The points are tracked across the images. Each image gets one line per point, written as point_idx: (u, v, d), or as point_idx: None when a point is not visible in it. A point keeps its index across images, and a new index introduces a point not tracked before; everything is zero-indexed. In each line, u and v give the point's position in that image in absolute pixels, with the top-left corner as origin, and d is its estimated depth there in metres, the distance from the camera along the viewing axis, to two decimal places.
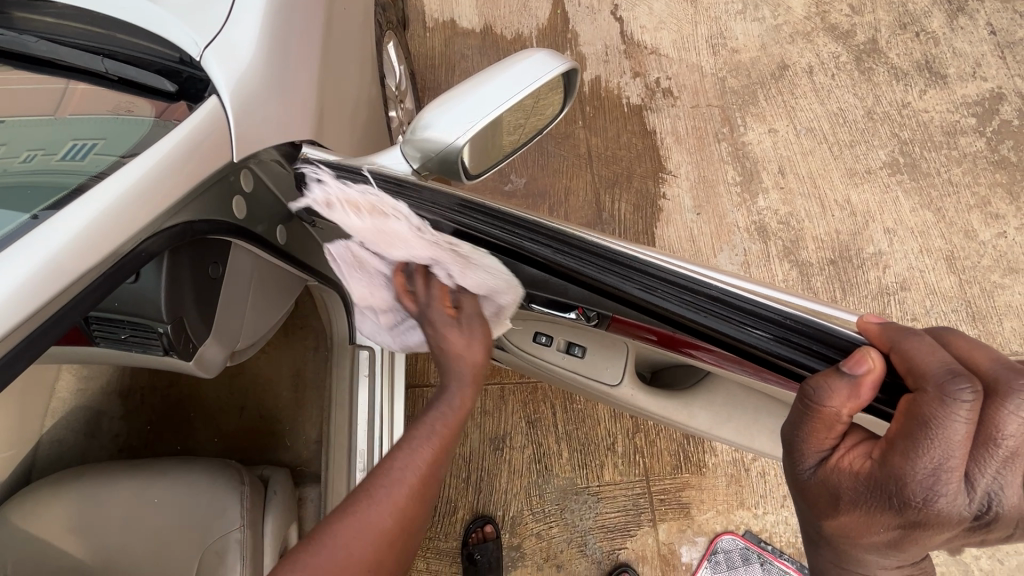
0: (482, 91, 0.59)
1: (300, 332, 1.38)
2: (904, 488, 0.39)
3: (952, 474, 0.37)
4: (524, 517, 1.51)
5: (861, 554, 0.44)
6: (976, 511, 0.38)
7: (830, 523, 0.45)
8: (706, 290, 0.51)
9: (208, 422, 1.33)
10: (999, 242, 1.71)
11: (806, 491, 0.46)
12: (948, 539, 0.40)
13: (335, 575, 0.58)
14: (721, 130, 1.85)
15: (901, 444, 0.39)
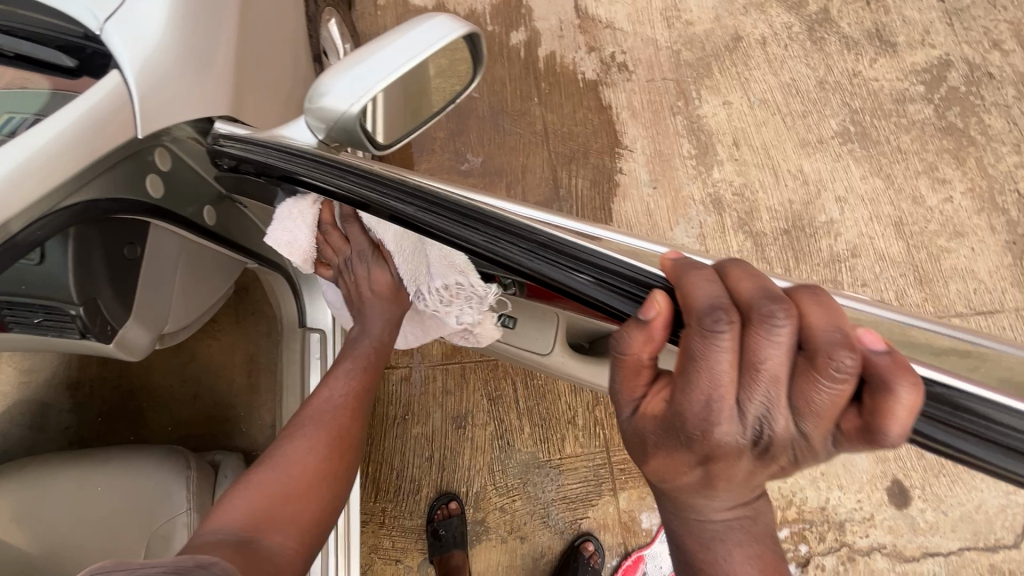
0: (378, 54, 0.59)
1: (252, 316, 1.38)
2: (689, 423, 0.43)
3: (720, 406, 0.41)
4: (487, 492, 1.53)
5: (682, 489, 0.49)
6: (748, 437, 0.42)
7: (650, 466, 0.49)
8: (537, 238, 0.53)
9: (159, 411, 1.32)
10: (946, 207, 1.75)
11: (628, 442, 0.50)
12: (742, 469, 0.45)
13: (294, 472, 0.83)
14: (676, 103, 1.86)
15: (677, 382, 0.43)
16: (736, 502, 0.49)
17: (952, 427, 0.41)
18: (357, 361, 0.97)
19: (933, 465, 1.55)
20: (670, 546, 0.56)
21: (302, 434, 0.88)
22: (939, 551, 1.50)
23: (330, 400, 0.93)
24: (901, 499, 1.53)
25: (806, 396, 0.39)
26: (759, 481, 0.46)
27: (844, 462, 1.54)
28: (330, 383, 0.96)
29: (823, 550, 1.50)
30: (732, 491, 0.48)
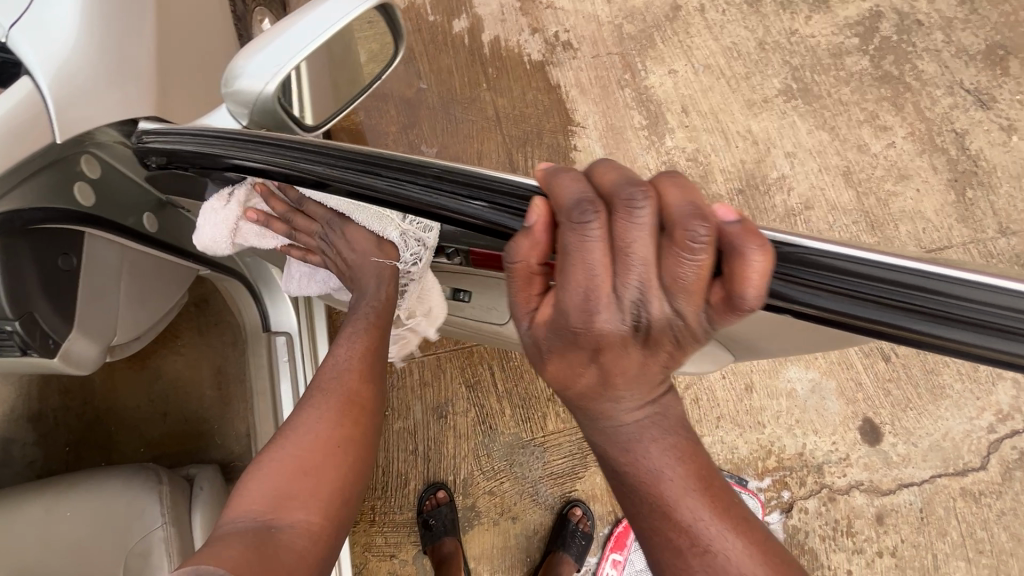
0: (289, 32, 0.60)
1: (217, 326, 1.36)
2: (574, 318, 0.45)
3: (597, 296, 0.44)
4: (475, 478, 1.54)
5: (586, 390, 0.52)
6: (630, 323, 0.45)
7: (552, 371, 0.52)
8: (429, 172, 0.55)
9: (128, 433, 1.29)
10: (889, 152, 1.81)
11: (530, 354, 0.54)
12: (631, 358, 0.47)
13: (307, 447, 0.80)
14: (623, 76, 1.88)
15: (558, 280, 0.45)
16: (643, 402, 0.53)
17: (915, 309, 0.48)
18: (359, 323, 0.93)
19: (900, 400, 1.61)
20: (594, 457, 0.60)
21: (307, 410, 0.86)
22: (913, 481, 1.56)
23: (335, 367, 0.92)
24: (873, 435, 1.59)
25: (673, 272, 0.42)
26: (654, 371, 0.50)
27: (816, 408, 1.60)
28: (337, 349, 0.93)
29: (806, 493, 1.55)
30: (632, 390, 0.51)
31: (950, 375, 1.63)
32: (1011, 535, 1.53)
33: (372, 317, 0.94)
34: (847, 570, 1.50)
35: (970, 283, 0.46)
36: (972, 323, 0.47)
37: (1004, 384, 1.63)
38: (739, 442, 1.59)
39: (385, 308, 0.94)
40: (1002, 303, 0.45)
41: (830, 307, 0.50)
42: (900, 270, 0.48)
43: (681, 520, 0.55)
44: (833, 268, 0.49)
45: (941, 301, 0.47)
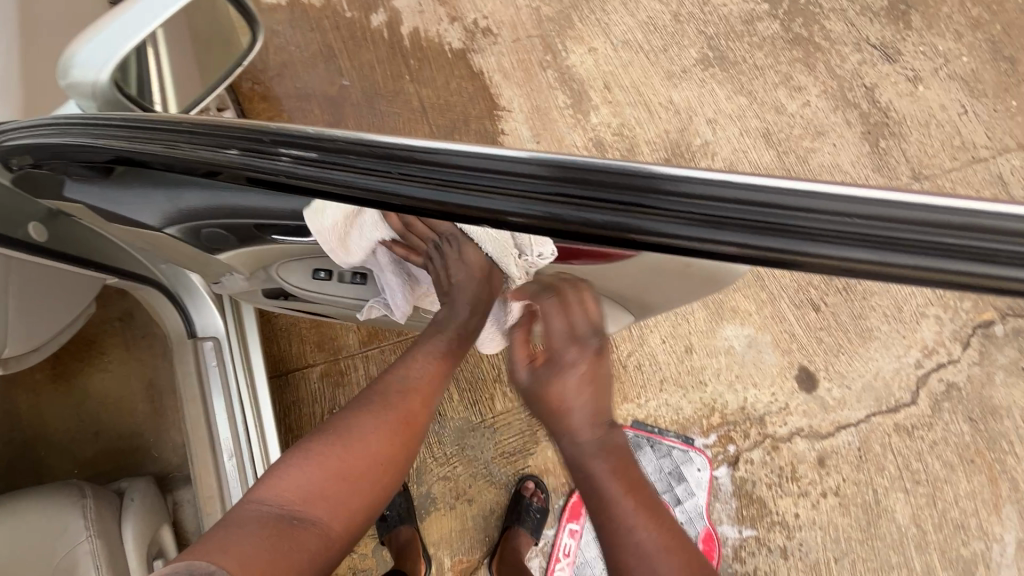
0: (111, 26, 0.64)
1: (145, 340, 1.34)
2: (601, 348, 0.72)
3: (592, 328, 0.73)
4: (428, 465, 1.54)
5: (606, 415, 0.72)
6: (598, 419, 0.71)
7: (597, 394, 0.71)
8: (190, 130, 0.59)
9: (60, 456, 1.27)
10: (806, 111, 1.88)
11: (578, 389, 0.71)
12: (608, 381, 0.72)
13: (359, 448, 0.80)
14: (544, 58, 1.90)
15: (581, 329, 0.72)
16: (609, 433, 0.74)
17: (815, 232, 0.45)
18: (439, 345, 0.95)
19: (832, 346, 1.68)
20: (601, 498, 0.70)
21: (369, 412, 0.84)
22: (850, 423, 1.62)
23: (405, 377, 0.92)
24: (809, 383, 1.65)
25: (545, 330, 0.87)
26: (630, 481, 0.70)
27: (754, 361, 1.65)
28: (407, 361, 0.94)
29: (750, 445, 1.60)
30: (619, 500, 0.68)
31: (876, 317, 1.70)
32: (945, 463, 1.60)
33: (452, 343, 0.95)
34: (795, 514, 1.56)
35: (873, 198, 0.43)
36: (850, 237, 0.44)
37: (928, 321, 1.70)
38: (683, 402, 1.63)
39: (466, 339, 0.96)
40: (873, 214, 0.43)
41: (704, 239, 0.47)
42: (797, 191, 0.45)
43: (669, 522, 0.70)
44: (700, 195, 0.46)
45: (809, 218, 0.45)
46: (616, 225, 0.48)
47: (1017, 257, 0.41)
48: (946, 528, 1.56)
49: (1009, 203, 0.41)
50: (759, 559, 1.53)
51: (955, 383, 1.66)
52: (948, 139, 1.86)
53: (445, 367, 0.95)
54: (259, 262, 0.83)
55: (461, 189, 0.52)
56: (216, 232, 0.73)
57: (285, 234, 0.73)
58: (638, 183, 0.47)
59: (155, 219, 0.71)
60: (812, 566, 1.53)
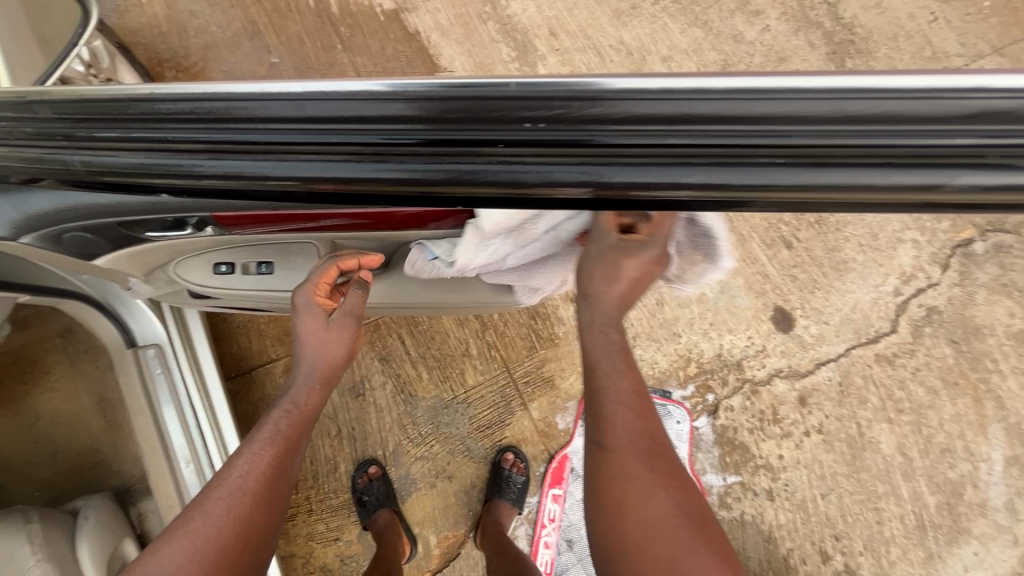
0: None
1: (89, 354, 1.30)
2: (622, 315, 0.91)
3: (625, 309, 0.90)
4: (404, 446, 1.52)
5: (624, 377, 0.89)
6: (629, 384, 0.88)
7: (626, 359, 0.90)
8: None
9: (19, 479, 1.25)
10: (765, 37, 1.77)
11: (622, 356, 0.90)
12: (621, 348, 0.90)
13: None
14: (483, 10, 1.77)
15: (627, 304, 0.89)
16: (630, 398, 0.88)
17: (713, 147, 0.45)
18: (269, 437, 0.82)
19: (807, 282, 1.62)
20: (650, 461, 0.84)
21: (176, 535, 0.71)
22: (830, 358, 1.58)
23: (235, 481, 0.77)
24: (785, 322, 1.60)
25: (612, 281, 0.84)
26: (663, 477, 0.83)
27: (728, 307, 1.60)
28: (236, 458, 0.80)
29: (729, 392, 1.57)
30: (655, 490, 0.82)
31: (851, 248, 1.64)
32: (928, 389, 1.57)
33: (283, 431, 0.83)
34: (778, 456, 1.54)
35: (780, 91, 0.42)
36: (735, 151, 0.45)
37: (905, 247, 1.64)
38: (657, 356, 1.58)
39: (301, 422, 0.85)
40: (744, 115, 0.43)
41: (596, 176, 0.47)
42: (704, 97, 0.43)
43: (670, 471, 0.85)
44: (583, 119, 0.45)
45: (680, 130, 0.45)
46: (502, 168, 0.48)
47: (906, 151, 0.43)
48: (933, 453, 1.54)
49: (884, 77, 0.41)
50: (745, 504, 1.52)
51: (936, 307, 1.61)
52: (919, 51, 1.75)
53: (284, 467, 0.81)
54: (145, 261, 0.81)
55: (307, 152, 0.50)
56: (78, 235, 0.69)
57: (159, 231, 0.71)
58: (522, 116, 0.45)
59: (2, 230, 0.66)
60: (799, 505, 1.52)
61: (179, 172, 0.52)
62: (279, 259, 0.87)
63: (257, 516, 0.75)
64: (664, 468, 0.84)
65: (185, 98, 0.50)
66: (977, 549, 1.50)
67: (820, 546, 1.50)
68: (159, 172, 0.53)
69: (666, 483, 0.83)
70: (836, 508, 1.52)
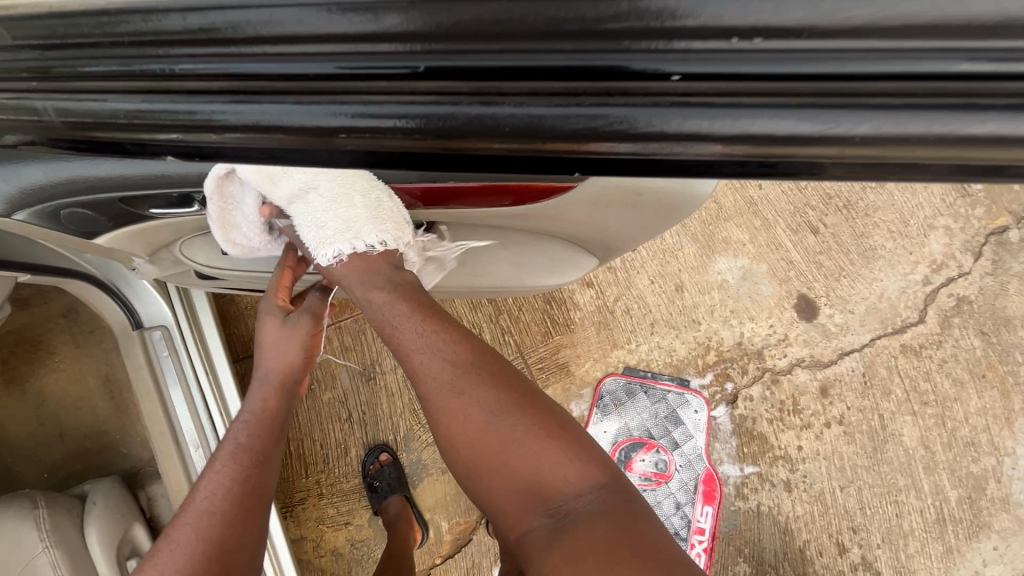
0: None
1: (95, 334, 1.27)
2: (413, 288, 0.80)
3: (394, 277, 0.79)
4: (416, 431, 1.50)
5: (419, 327, 0.78)
6: (425, 333, 0.78)
7: (421, 309, 0.79)
8: None
9: (25, 460, 1.23)
10: None
11: (414, 304, 0.79)
12: (420, 300, 0.80)
13: None
14: None
15: (400, 279, 0.79)
16: (434, 340, 0.78)
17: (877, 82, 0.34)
18: (235, 449, 0.79)
19: (833, 270, 1.57)
20: (482, 395, 0.76)
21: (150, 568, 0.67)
22: (854, 348, 1.53)
23: (202, 500, 0.73)
24: (809, 311, 1.55)
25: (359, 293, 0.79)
26: (498, 399, 0.76)
27: (750, 294, 1.55)
28: (199, 480, 0.76)
29: (749, 381, 1.53)
30: (471, 409, 0.76)
31: (880, 234, 1.58)
32: (954, 381, 1.52)
33: (246, 441, 0.80)
34: (798, 446, 1.51)
35: None
36: (901, 88, 0.33)
37: (936, 233, 1.58)
38: (676, 343, 1.54)
39: (269, 431, 0.83)
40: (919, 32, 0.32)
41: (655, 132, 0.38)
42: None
43: (504, 386, 0.78)
44: (684, 47, 0.36)
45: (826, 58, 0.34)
46: (567, 112, 0.38)
47: None
48: (956, 446, 1.51)
49: None
50: (762, 495, 1.49)
51: (967, 296, 1.55)
52: None
53: (252, 474, 0.77)
54: (150, 241, 0.76)
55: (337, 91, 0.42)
56: (77, 211, 0.65)
57: (165, 207, 0.66)
58: (607, 38, 0.37)
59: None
60: (817, 497, 1.49)
61: (191, 122, 0.45)
62: None
63: (231, 537, 0.70)
64: (498, 390, 0.77)
65: (208, 8, 0.42)
66: (997, 544, 1.47)
67: (837, 539, 1.48)
68: (171, 123, 0.46)
69: (480, 393, 0.76)
70: (854, 500, 1.49)
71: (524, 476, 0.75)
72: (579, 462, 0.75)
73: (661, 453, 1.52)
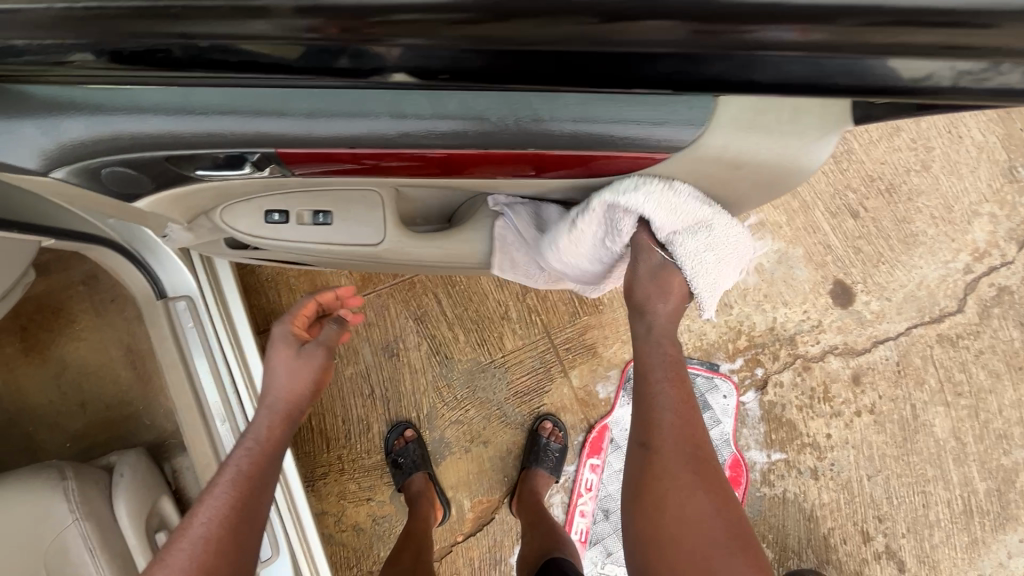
0: None
1: (116, 303, 1.23)
2: (675, 349, 0.83)
3: (671, 333, 0.83)
4: (439, 409, 1.47)
5: (671, 391, 0.80)
6: (683, 401, 0.80)
7: (681, 381, 0.81)
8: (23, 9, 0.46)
9: (49, 428, 1.21)
10: None
11: (676, 372, 0.81)
12: (679, 369, 0.82)
13: None
14: None
15: (672, 337, 0.83)
16: (683, 408, 0.80)
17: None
18: (232, 475, 0.79)
19: (871, 255, 1.52)
20: (696, 474, 0.76)
21: None
22: (888, 337, 1.50)
23: (198, 526, 0.73)
24: (844, 297, 1.51)
25: (640, 333, 0.84)
26: (711, 492, 0.75)
27: (785, 279, 1.51)
28: (196, 506, 0.76)
29: (780, 366, 1.49)
30: (693, 494, 0.74)
31: (922, 220, 1.53)
32: (990, 373, 1.49)
33: (247, 469, 0.80)
34: (827, 434, 1.48)
35: None
36: None
37: (980, 220, 1.53)
38: (706, 327, 1.50)
39: (269, 460, 0.83)
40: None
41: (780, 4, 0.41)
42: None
43: (720, 482, 0.77)
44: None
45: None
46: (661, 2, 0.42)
47: None
48: (988, 438, 1.48)
49: None
50: (788, 481, 1.47)
51: (1008, 286, 1.51)
52: None
53: (254, 503, 0.78)
54: (189, 205, 0.73)
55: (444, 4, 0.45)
56: (118, 169, 0.61)
57: (211, 169, 0.63)
58: None
59: (31, 160, 0.57)
60: (844, 485, 1.47)
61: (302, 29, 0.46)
62: (338, 208, 0.80)
63: (228, 561, 0.72)
64: (708, 479, 0.76)
65: None
66: None
67: (862, 526, 1.46)
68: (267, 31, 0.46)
69: (708, 481, 0.75)
70: (881, 489, 1.47)
71: (704, 567, 0.70)
72: None
73: None
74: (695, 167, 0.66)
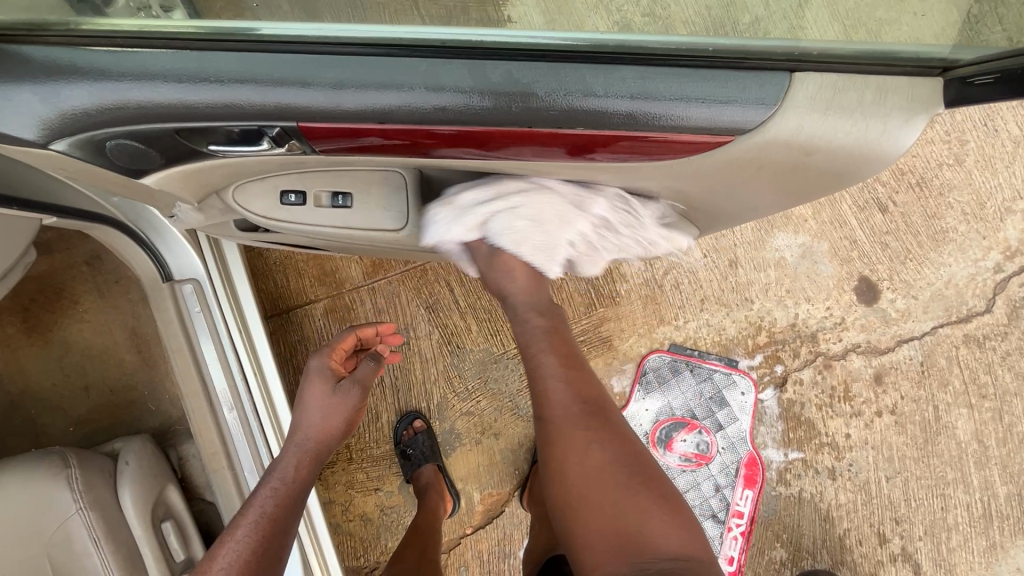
0: None
1: (121, 284, 1.19)
2: (553, 322, 0.92)
3: (543, 309, 0.91)
4: (450, 400, 1.44)
5: (548, 359, 0.88)
6: (563, 365, 0.87)
7: (556, 348, 0.89)
8: None
9: (53, 411, 1.18)
10: None
11: (551, 341, 0.89)
12: (558, 339, 0.90)
13: None
14: None
15: (546, 311, 0.92)
16: (562, 373, 0.86)
17: None
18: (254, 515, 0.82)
19: (899, 251, 1.47)
20: (587, 424, 0.83)
21: None
22: (913, 336, 1.45)
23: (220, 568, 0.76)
24: (869, 294, 1.47)
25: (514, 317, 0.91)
26: (607, 436, 0.82)
27: (808, 274, 1.46)
28: (218, 547, 0.80)
29: (800, 364, 1.45)
30: (591, 444, 0.81)
31: (954, 216, 1.47)
32: (1016, 375, 1.45)
33: (269, 509, 0.84)
34: (846, 434, 1.45)
35: None
36: None
37: (1013, 217, 1.47)
38: (726, 322, 1.46)
39: (291, 501, 0.86)
40: None
41: None
42: None
43: (614, 425, 0.84)
44: None
45: None
46: None
47: None
48: (1012, 442, 1.45)
49: None
50: (805, 481, 1.44)
51: None
52: None
53: (275, 543, 0.81)
54: (199, 182, 0.70)
55: None
56: (125, 143, 0.59)
57: (224, 144, 0.61)
58: None
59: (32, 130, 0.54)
60: (861, 486, 1.44)
61: None
62: (359, 190, 0.78)
63: None
64: (602, 424, 0.83)
65: None
66: None
67: (879, 528, 1.43)
68: None
69: (601, 432, 0.82)
70: (900, 491, 1.44)
71: (614, 509, 0.77)
72: (673, 517, 0.77)
73: (702, 435, 1.46)
74: (778, 150, 0.63)
